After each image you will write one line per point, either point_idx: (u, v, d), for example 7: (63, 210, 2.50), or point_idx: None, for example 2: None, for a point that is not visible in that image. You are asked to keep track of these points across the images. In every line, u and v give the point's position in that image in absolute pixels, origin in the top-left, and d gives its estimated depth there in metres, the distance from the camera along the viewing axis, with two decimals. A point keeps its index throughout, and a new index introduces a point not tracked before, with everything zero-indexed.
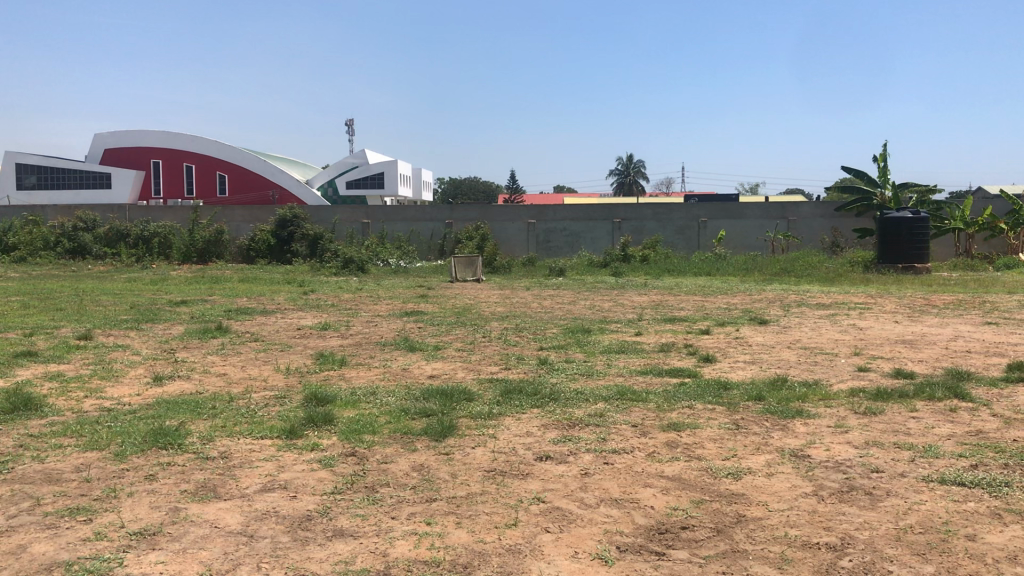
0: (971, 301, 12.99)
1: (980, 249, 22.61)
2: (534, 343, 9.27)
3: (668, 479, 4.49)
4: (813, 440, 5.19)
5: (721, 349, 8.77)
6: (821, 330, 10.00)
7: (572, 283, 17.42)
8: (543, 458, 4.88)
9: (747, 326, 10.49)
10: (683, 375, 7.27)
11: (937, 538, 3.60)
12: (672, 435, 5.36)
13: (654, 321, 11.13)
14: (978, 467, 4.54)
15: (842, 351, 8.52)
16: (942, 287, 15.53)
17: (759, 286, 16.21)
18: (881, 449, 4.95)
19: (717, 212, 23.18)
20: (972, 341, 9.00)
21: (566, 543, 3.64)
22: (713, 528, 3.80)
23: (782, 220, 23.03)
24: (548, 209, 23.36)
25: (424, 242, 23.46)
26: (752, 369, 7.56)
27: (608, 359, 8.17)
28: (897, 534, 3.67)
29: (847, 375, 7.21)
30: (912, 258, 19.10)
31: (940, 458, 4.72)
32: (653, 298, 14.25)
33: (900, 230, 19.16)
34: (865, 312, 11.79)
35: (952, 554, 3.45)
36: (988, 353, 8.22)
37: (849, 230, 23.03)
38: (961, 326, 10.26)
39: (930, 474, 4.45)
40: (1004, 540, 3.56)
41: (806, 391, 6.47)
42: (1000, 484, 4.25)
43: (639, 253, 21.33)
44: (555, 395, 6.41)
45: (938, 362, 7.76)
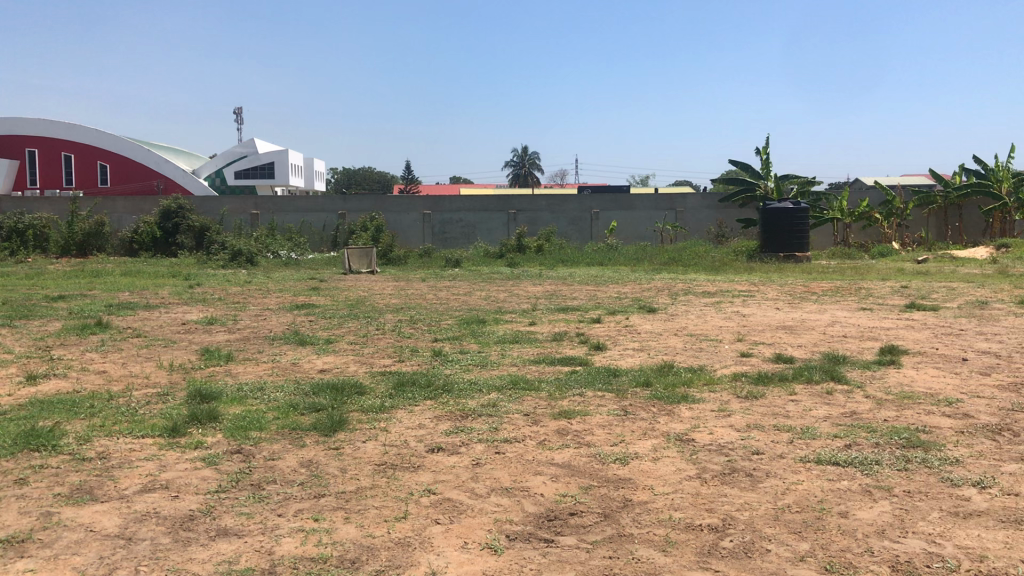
0: (848, 287, 13.60)
1: (857, 238, 23.60)
2: (428, 334, 9.23)
3: (557, 467, 4.55)
4: (697, 424, 5.33)
5: (611, 337, 8.92)
6: (707, 317, 10.31)
7: (468, 274, 17.43)
8: (434, 449, 4.86)
9: (637, 314, 10.73)
10: (575, 363, 7.37)
11: (812, 516, 3.75)
12: (562, 422, 5.42)
13: (547, 311, 11.21)
14: (850, 447, 4.74)
15: (726, 336, 8.78)
16: (820, 274, 16.18)
17: (649, 275, 16.56)
18: (762, 432, 5.12)
19: (608, 203, 23.54)
20: (848, 326, 9.41)
21: (455, 534, 3.64)
22: (600, 513, 3.87)
23: (670, 211, 23.56)
24: (443, 199, 23.33)
25: (316, 233, 23.11)
26: (640, 357, 7.70)
27: (501, 349, 8.20)
28: (775, 514, 3.80)
29: (730, 361, 7.44)
30: (793, 246, 19.86)
31: (816, 439, 4.91)
32: (547, 288, 14.36)
33: (782, 219, 19.84)
34: (748, 299, 12.21)
35: (826, 530, 3.59)
36: (863, 337, 8.61)
37: (734, 220, 23.69)
38: (837, 311, 10.71)
39: (807, 454, 4.64)
40: (873, 516, 3.73)
41: (692, 376, 6.66)
42: (871, 463, 4.45)
43: (534, 243, 21.46)
44: (448, 386, 6.40)
45: (817, 346, 8.10)
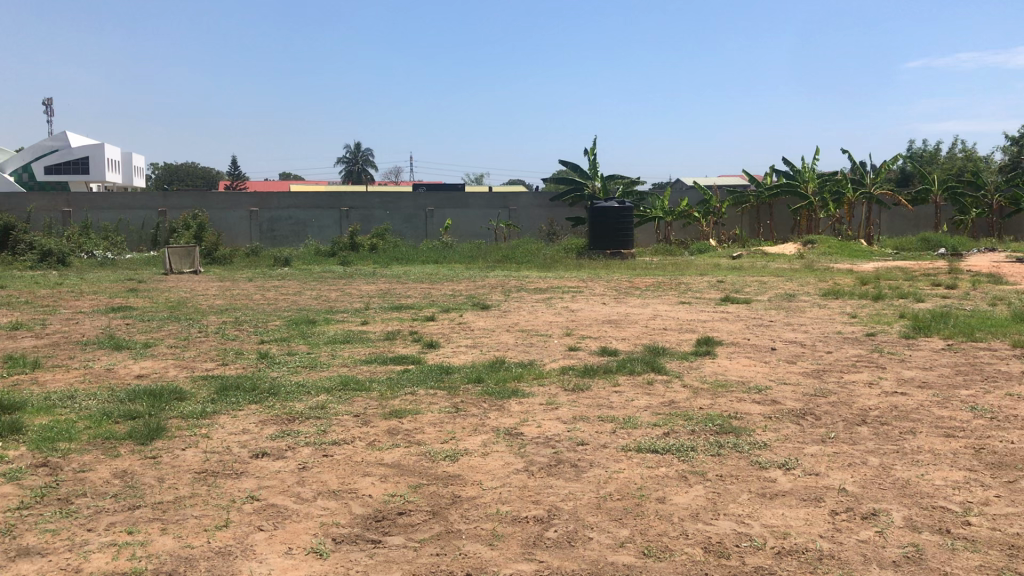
0: (669, 283, 14.19)
1: (678, 235, 24.65)
2: (254, 336, 8.96)
3: (386, 466, 4.52)
4: (525, 418, 5.43)
5: (444, 334, 8.94)
6: (537, 313, 10.52)
7: (297, 274, 17.04)
8: (259, 455, 4.73)
9: (469, 311, 10.80)
10: (406, 362, 7.34)
11: (632, 503, 3.89)
12: (393, 422, 5.40)
13: (380, 310, 11.12)
14: (669, 435, 4.96)
15: (555, 332, 8.98)
16: (644, 270, 16.80)
17: (482, 273, 16.73)
18: (587, 423, 5.27)
19: (442, 201, 23.61)
20: (669, 319, 9.83)
21: (279, 540, 3.56)
22: (428, 511, 3.87)
23: (503, 209, 23.88)
24: (272, 196, 22.72)
25: (135, 232, 21.99)
26: (472, 353, 7.76)
27: (332, 350, 8.08)
28: (598, 502, 3.92)
29: (559, 355, 7.62)
30: (619, 244, 20.53)
31: (638, 428, 5.11)
32: (379, 286, 14.24)
33: (609, 217, 20.47)
34: (577, 295, 12.52)
35: (644, 516, 3.73)
36: (683, 329, 9.01)
37: (563, 217, 24.34)
38: (660, 305, 11.18)
39: (629, 444, 4.81)
40: (689, 500, 3.91)
41: (521, 371, 6.78)
42: (687, 449, 4.67)
43: (368, 241, 21.20)
44: (275, 389, 6.25)
45: (640, 339, 8.41)
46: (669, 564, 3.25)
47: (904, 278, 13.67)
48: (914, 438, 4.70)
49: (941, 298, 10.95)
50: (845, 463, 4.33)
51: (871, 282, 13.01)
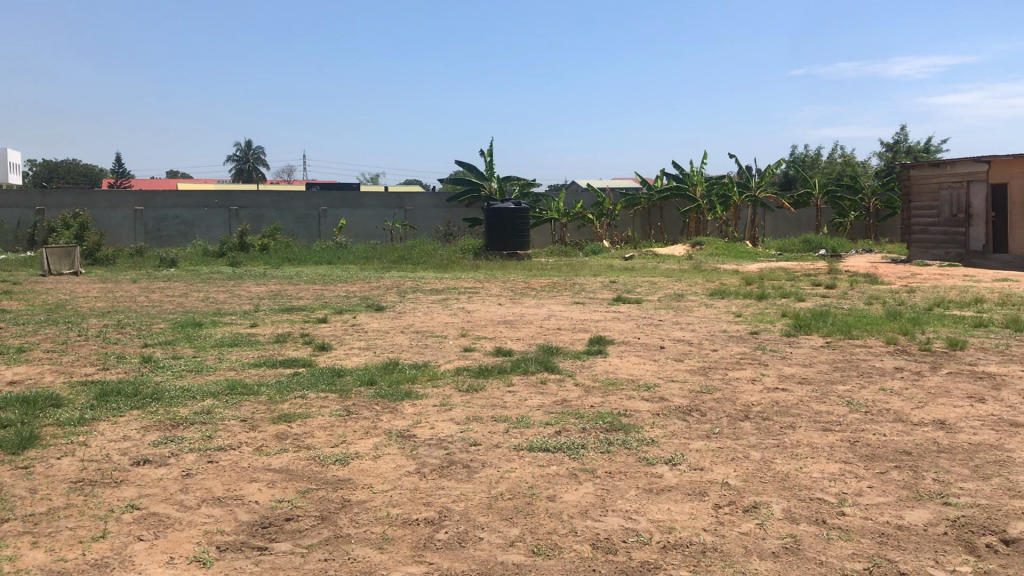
0: (564, 283, 14.34)
1: (573, 237, 24.96)
2: (138, 340, 8.65)
3: (274, 472, 4.43)
4: (418, 420, 5.40)
5: (336, 336, 8.81)
6: (433, 314, 10.48)
7: (185, 275, 16.53)
8: (140, 462, 4.57)
9: (363, 313, 10.69)
10: (296, 365, 7.20)
11: (522, 502, 3.91)
12: (282, 426, 5.29)
13: (270, 312, 10.89)
14: (561, 433, 5.01)
15: (450, 333, 8.96)
16: (539, 271, 16.94)
17: (377, 274, 16.56)
18: (480, 423, 5.28)
19: (336, 201, 23.30)
20: (563, 319, 9.94)
21: (159, 550, 3.44)
22: (318, 516, 3.81)
23: (399, 209, 23.74)
24: (157, 195, 22.00)
25: (9, 232, 20.91)
26: (365, 356, 7.68)
27: (220, 353, 7.87)
28: (488, 503, 3.93)
29: (453, 355, 7.61)
30: (515, 244, 20.66)
31: (530, 427, 5.14)
32: (271, 288, 13.95)
33: (505, 218, 20.55)
34: (472, 296, 12.53)
35: (534, 515, 3.76)
36: (576, 329, 9.12)
37: (460, 218, 24.28)
38: (554, 305, 11.28)
39: (521, 443, 4.84)
40: (578, 497, 3.95)
41: (415, 372, 6.74)
42: (578, 447, 4.72)
43: (258, 241, 20.80)
44: (158, 395, 6.04)
45: (534, 339, 8.47)
46: (558, 561, 3.28)
47: (786, 278, 14.16)
48: (794, 432, 4.87)
49: (821, 297, 11.40)
50: (729, 458, 4.45)
51: (756, 282, 13.44)
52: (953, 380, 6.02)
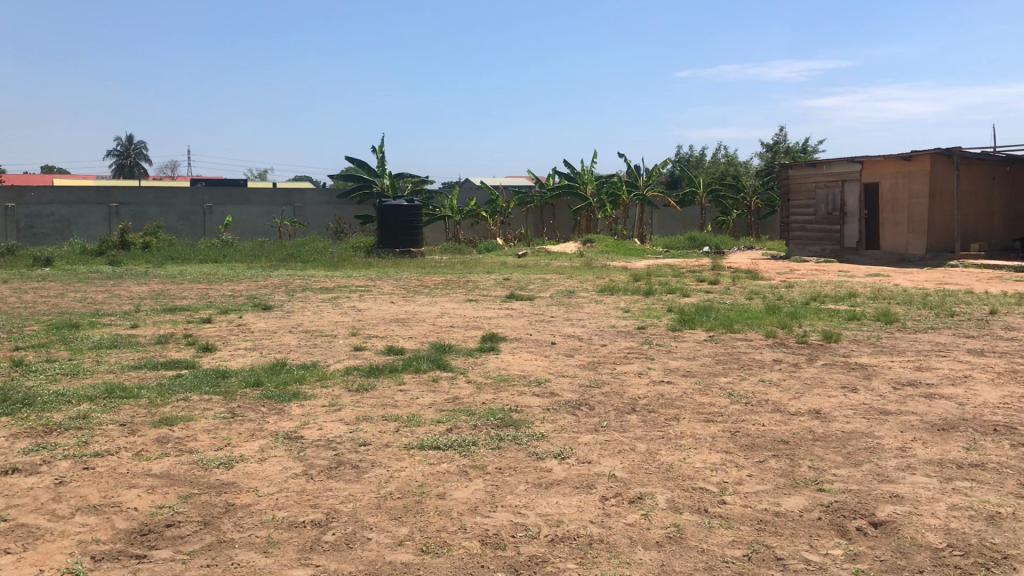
0: (456, 281, 14.34)
1: (466, 234, 24.91)
2: (7, 343, 8.23)
3: (154, 477, 4.29)
4: (306, 421, 5.31)
5: (222, 337, 8.58)
6: (323, 313, 10.33)
7: (61, 275, 15.82)
8: (8, 471, 4.35)
9: (250, 312, 10.45)
10: (179, 367, 6.98)
11: (411, 501, 3.89)
12: (163, 430, 5.12)
13: (152, 312, 10.53)
14: (451, 430, 5.00)
15: (340, 332, 8.85)
16: (431, 268, 16.89)
17: (265, 272, 16.20)
18: (370, 423, 5.23)
19: (222, 197, 22.69)
20: (455, 316, 9.94)
21: (30, 563, 3.29)
22: (200, 521, 3.71)
23: (288, 206, 23.30)
24: (29, 191, 20.95)
25: None
26: (252, 356, 7.51)
27: (97, 356, 7.56)
28: (377, 502, 3.89)
29: (343, 355, 7.51)
30: (408, 242, 20.56)
31: (420, 426, 5.12)
32: (153, 288, 13.49)
33: (398, 215, 20.40)
34: (364, 294, 12.40)
35: (424, 513, 3.74)
36: (468, 326, 9.13)
37: (351, 216, 24.19)
38: (446, 303, 11.27)
39: (411, 442, 4.81)
40: (468, 494, 3.96)
41: (304, 373, 6.63)
42: (468, 444, 4.73)
43: (140, 239, 20.07)
44: (30, 400, 5.76)
45: (426, 337, 8.44)
46: (447, 559, 3.27)
47: (673, 274, 14.51)
48: (679, 424, 4.99)
49: (705, 293, 11.73)
50: (616, 450, 4.53)
51: (644, 278, 13.72)
52: (827, 371, 6.28)
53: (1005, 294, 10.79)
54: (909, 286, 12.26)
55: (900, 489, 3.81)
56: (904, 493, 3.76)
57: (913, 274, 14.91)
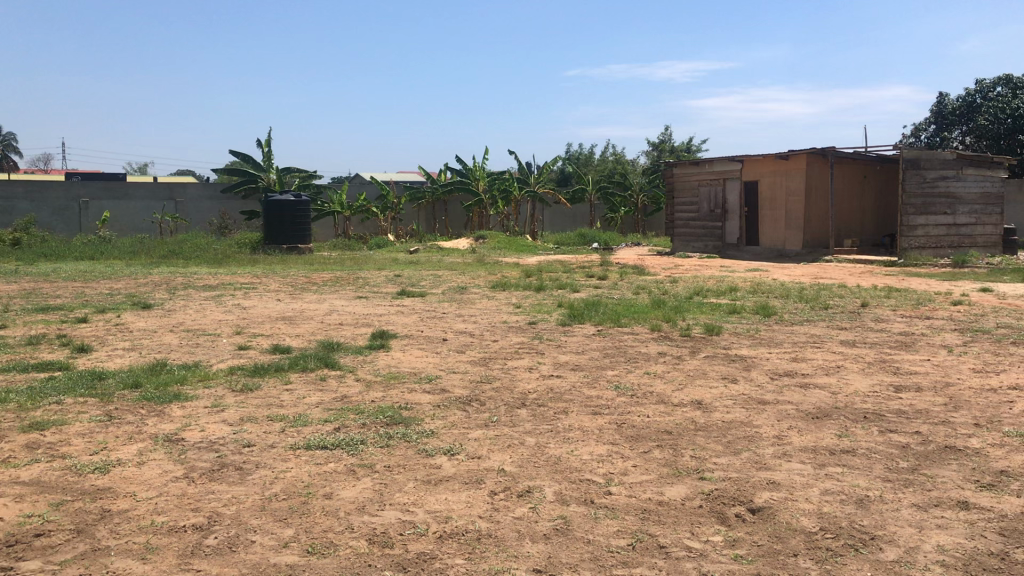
0: (345, 278, 14.15)
1: (356, 230, 24.61)
2: None
3: (22, 485, 4.08)
4: (188, 423, 5.14)
5: (98, 337, 8.24)
6: (206, 311, 10.04)
7: None
8: None
9: (129, 312, 10.07)
10: (51, 369, 6.67)
11: (297, 502, 3.82)
12: (34, 435, 4.88)
13: (22, 312, 10.03)
14: (339, 429, 4.93)
15: (224, 330, 8.61)
16: (320, 265, 16.62)
17: (145, 270, 15.63)
18: (255, 424, 5.11)
19: (99, 191, 21.78)
20: (344, 314, 9.80)
21: None
22: (72, 530, 3.55)
23: (169, 201, 22.53)
24: None
25: None
26: (131, 357, 7.23)
27: None
28: (261, 505, 3.81)
29: (227, 354, 7.32)
30: (295, 238, 20.21)
31: (307, 426, 5.02)
32: (23, 287, 12.83)
33: (284, 211, 20.01)
34: (249, 292, 12.11)
35: (310, 514, 3.68)
36: (357, 323, 9.02)
37: (236, 211, 23.57)
38: (335, 300, 11.11)
39: (297, 442, 4.72)
40: (355, 493, 3.91)
41: (185, 373, 6.43)
42: (356, 442, 4.67)
43: (10, 235, 19.10)
44: None
45: (314, 335, 8.30)
46: (333, 560, 3.23)
47: (563, 270, 14.68)
48: (566, 417, 5.05)
49: (594, 288, 11.91)
50: (505, 445, 4.56)
51: (535, 274, 13.83)
52: (709, 363, 6.47)
53: (874, 288, 11.35)
54: (787, 280, 12.72)
55: (777, 475, 3.96)
56: (780, 479, 3.90)
57: (790, 269, 15.46)
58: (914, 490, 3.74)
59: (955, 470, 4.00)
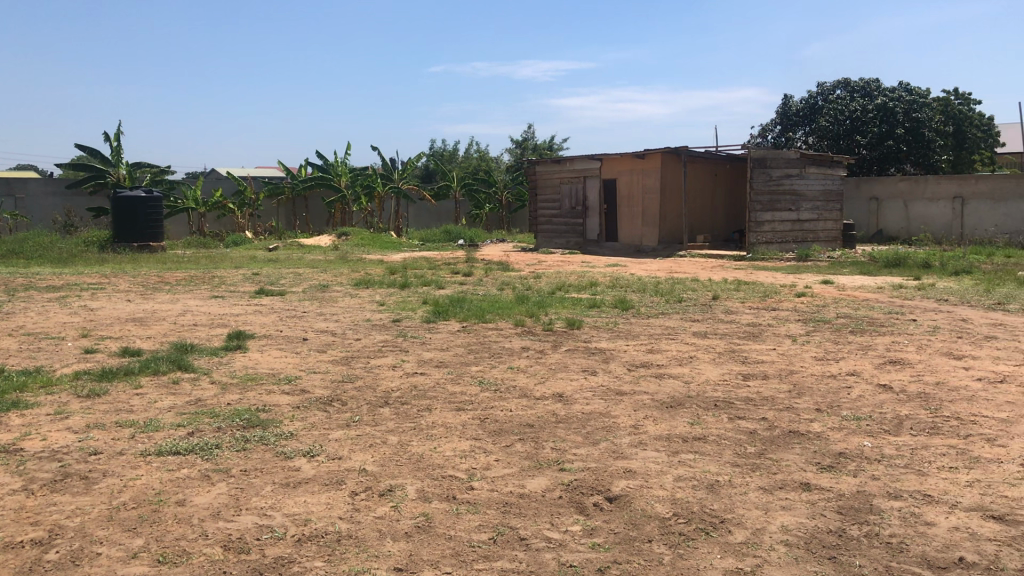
0: (201, 277, 13.67)
1: (211, 227, 23.78)
2: None
3: None
4: (28, 432, 4.86)
5: None
6: (49, 313, 9.50)
7: None
8: None
9: None
10: None
11: (147, 510, 3.67)
12: None
13: None
14: (192, 434, 4.76)
15: (69, 334, 8.17)
16: (175, 264, 16.00)
17: None
18: (101, 431, 4.87)
19: None
20: (199, 314, 9.47)
21: None
22: None
23: (8, 197, 21.22)
24: None
25: None
26: None
27: None
28: (108, 515, 3.64)
29: (72, 359, 6.95)
30: (147, 236, 19.41)
31: (159, 431, 4.83)
32: None
33: (135, 208, 19.17)
34: (97, 293, 11.54)
35: (160, 523, 3.54)
36: (213, 324, 8.74)
37: (82, 208, 22.42)
38: (190, 300, 10.72)
39: (147, 448, 4.53)
40: (210, 499, 3.78)
41: (25, 379, 6.07)
42: (211, 447, 4.52)
43: None
44: None
45: (166, 337, 7.99)
46: (186, 568, 3.11)
47: (427, 267, 14.63)
48: (430, 414, 5.04)
49: (459, 285, 11.93)
50: (367, 445, 4.51)
51: (399, 271, 13.72)
52: (570, 357, 6.58)
53: (725, 281, 11.81)
54: (644, 274, 13.09)
55: (633, 464, 4.07)
56: (637, 468, 4.01)
57: (648, 263, 15.92)
58: (760, 474, 3.91)
59: (797, 453, 4.21)
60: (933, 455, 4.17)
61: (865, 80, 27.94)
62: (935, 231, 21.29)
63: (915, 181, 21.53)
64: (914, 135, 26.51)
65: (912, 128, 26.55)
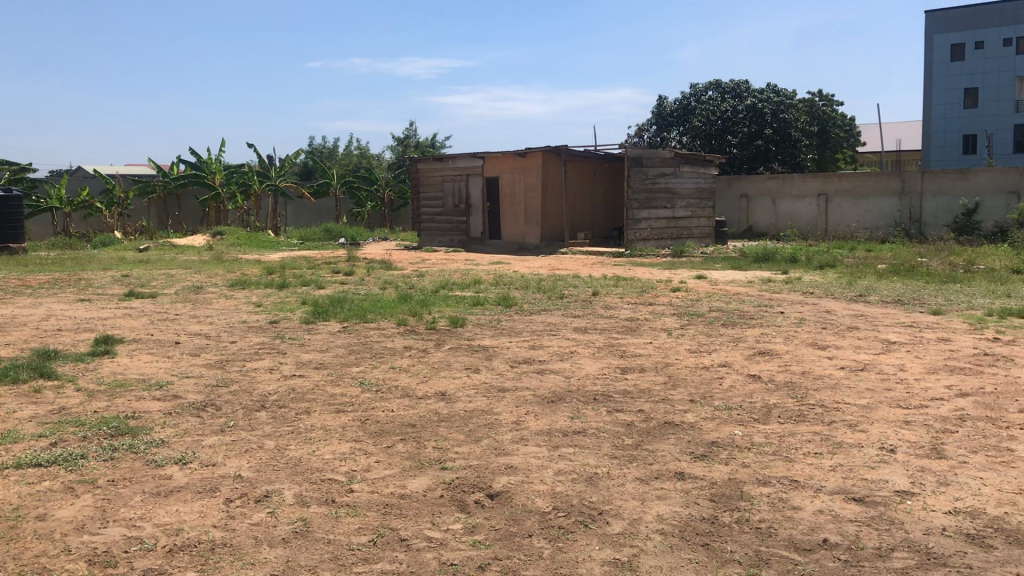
0: (66, 279, 13.05)
1: (77, 228, 22.76)
2: None
3: None
4: None
5: None
6: None
7: None
8: None
9: None
10: None
11: (5, 527, 3.48)
12: None
13: None
14: (55, 445, 4.54)
15: None
16: (38, 266, 15.22)
17: None
18: None
19: None
20: (64, 319, 9.04)
21: None
22: None
23: None
24: None
25: None
26: None
27: None
28: None
29: None
30: (7, 237, 18.41)
31: (18, 443, 4.58)
32: None
33: None
34: None
35: (19, 539, 3.36)
36: (79, 329, 8.35)
37: None
38: (54, 304, 10.22)
39: (5, 461, 4.29)
40: (74, 512, 3.62)
41: None
42: (75, 458, 4.32)
43: None
44: None
45: (27, 343, 7.59)
46: None
47: (306, 266, 14.38)
48: (308, 417, 4.95)
49: (339, 284, 11.76)
50: (242, 450, 4.39)
51: (277, 271, 13.42)
52: (452, 355, 6.58)
53: (604, 277, 12.03)
54: (526, 272, 13.21)
55: (514, 459, 4.10)
56: (517, 463, 4.04)
57: (530, 261, 16.06)
58: (637, 465, 4.00)
59: (673, 444, 4.32)
60: (800, 442, 4.35)
61: (736, 82, 29.00)
62: (800, 228, 22.27)
63: (783, 180, 22.44)
64: (781, 135, 27.64)
65: (779, 128, 27.67)
